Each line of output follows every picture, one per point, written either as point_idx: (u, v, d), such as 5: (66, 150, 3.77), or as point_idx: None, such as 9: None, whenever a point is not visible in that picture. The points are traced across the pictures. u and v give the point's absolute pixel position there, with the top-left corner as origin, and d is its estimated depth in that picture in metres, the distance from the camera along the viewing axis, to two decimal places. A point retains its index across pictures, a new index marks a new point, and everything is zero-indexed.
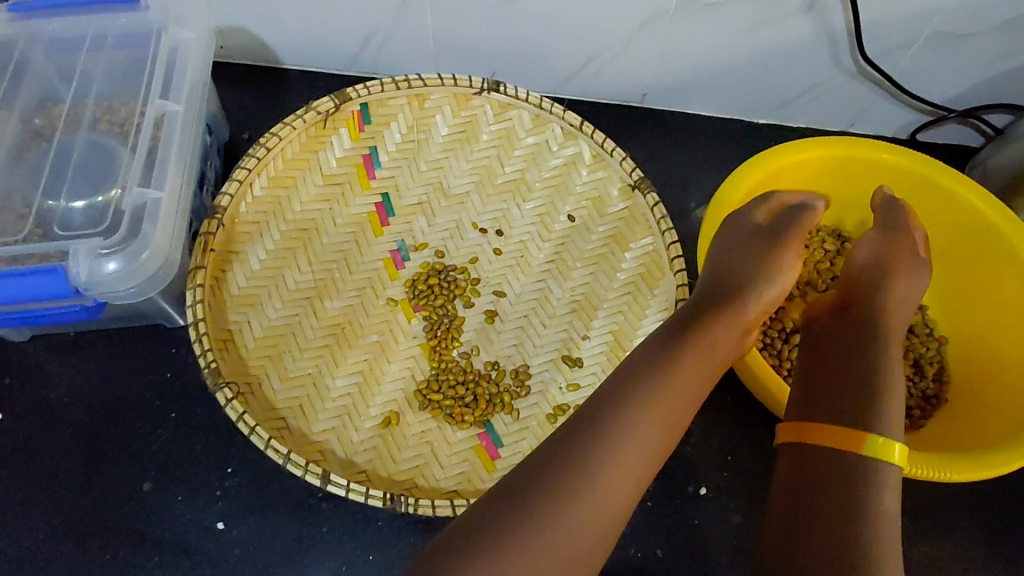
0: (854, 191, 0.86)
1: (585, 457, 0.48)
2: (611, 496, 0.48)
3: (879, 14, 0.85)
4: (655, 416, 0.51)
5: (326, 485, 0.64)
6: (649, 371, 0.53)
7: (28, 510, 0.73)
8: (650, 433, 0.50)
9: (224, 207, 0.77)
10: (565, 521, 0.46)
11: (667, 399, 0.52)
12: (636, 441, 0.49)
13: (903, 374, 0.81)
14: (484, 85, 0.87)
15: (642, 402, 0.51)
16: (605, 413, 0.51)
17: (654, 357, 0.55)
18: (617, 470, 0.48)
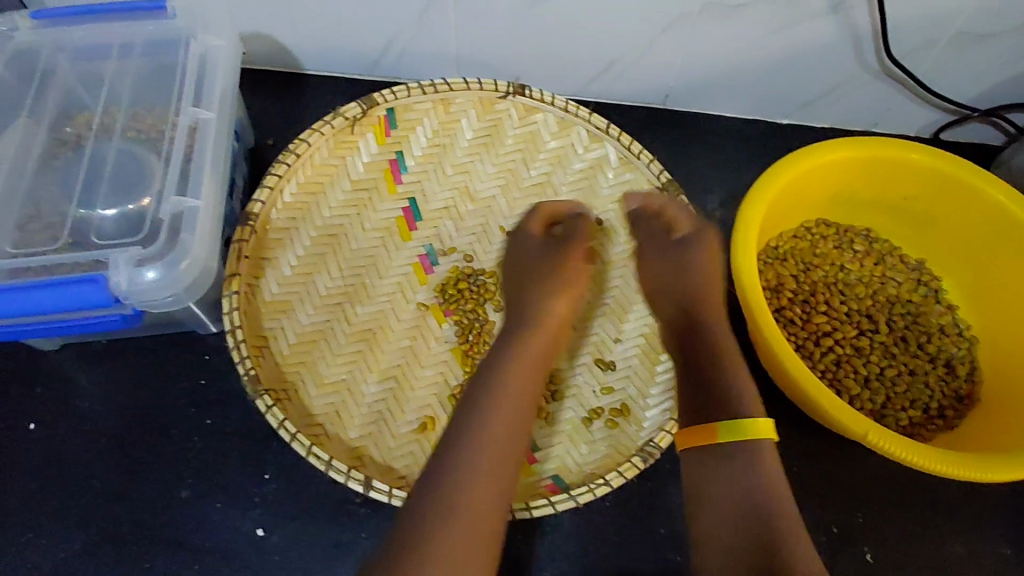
0: (879, 191, 0.86)
1: (456, 450, 0.56)
2: (487, 485, 0.55)
3: (905, 14, 0.84)
4: (500, 408, 0.59)
5: (369, 491, 0.65)
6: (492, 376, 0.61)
7: (66, 519, 0.73)
8: (494, 425, 0.58)
9: (256, 214, 0.76)
10: (454, 520, 0.52)
11: (498, 395, 0.60)
12: (500, 432, 0.57)
13: (936, 374, 0.80)
14: (509, 89, 0.86)
15: (491, 398, 0.59)
16: (470, 413, 0.58)
17: (495, 367, 0.63)
18: (475, 465, 0.55)
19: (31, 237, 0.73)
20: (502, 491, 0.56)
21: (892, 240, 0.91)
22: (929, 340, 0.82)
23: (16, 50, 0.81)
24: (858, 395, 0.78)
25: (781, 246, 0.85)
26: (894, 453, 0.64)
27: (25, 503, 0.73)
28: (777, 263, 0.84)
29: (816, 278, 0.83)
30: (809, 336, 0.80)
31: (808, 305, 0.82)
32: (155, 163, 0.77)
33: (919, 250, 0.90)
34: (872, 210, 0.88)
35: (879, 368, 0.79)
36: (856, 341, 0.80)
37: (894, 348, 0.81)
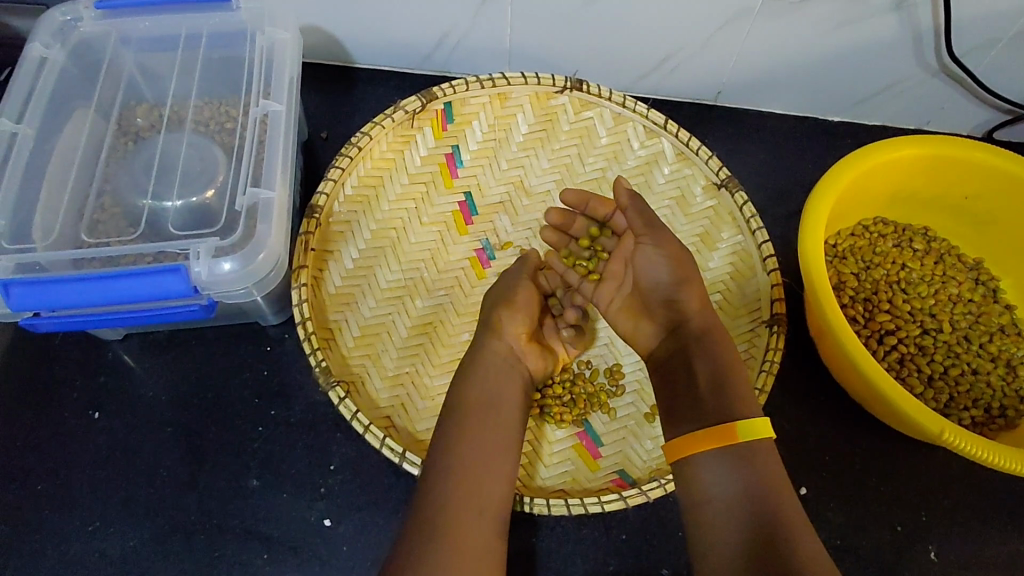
0: (941, 189, 0.85)
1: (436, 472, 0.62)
2: (468, 503, 0.60)
3: (970, 13, 0.83)
4: (463, 425, 0.65)
5: None
6: (460, 401, 0.67)
7: (133, 508, 0.73)
8: (488, 437, 0.65)
9: (321, 207, 0.76)
10: (447, 527, 0.58)
11: (477, 408, 0.67)
12: (457, 448, 0.63)
13: (998, 373, 0.80)
14: (567, 84, 0.84)
15: (452, 425, 0.65)
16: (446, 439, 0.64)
17: (464, 390, 0.68)
18: (472, 483, 0.61)
19: (101, 229, 0.73)
20: (489, 500, 0.62)
21: (949, 238, 0.90)
22: (990, 339, 0.82)
23: (79, 40, 0.81)
24: (922, 394, 0.78)
25: (840, 243, 0.86)
26: (971, 450, 0.63)
27: (92, 492, 0.73)
28: (838, 261, 0.84)
29: (878, 277, 0.84)
30: (873, 334, 0.80)
31: (871, 304, 0.82)
32: (221, 157, 0.78)
33: (977, 248, 0.89)
34: (931, 209, 0.88)
35: (943, 367, 0.79)
36: (920, 339, 0.80)
37: (957, 346, 0.80)
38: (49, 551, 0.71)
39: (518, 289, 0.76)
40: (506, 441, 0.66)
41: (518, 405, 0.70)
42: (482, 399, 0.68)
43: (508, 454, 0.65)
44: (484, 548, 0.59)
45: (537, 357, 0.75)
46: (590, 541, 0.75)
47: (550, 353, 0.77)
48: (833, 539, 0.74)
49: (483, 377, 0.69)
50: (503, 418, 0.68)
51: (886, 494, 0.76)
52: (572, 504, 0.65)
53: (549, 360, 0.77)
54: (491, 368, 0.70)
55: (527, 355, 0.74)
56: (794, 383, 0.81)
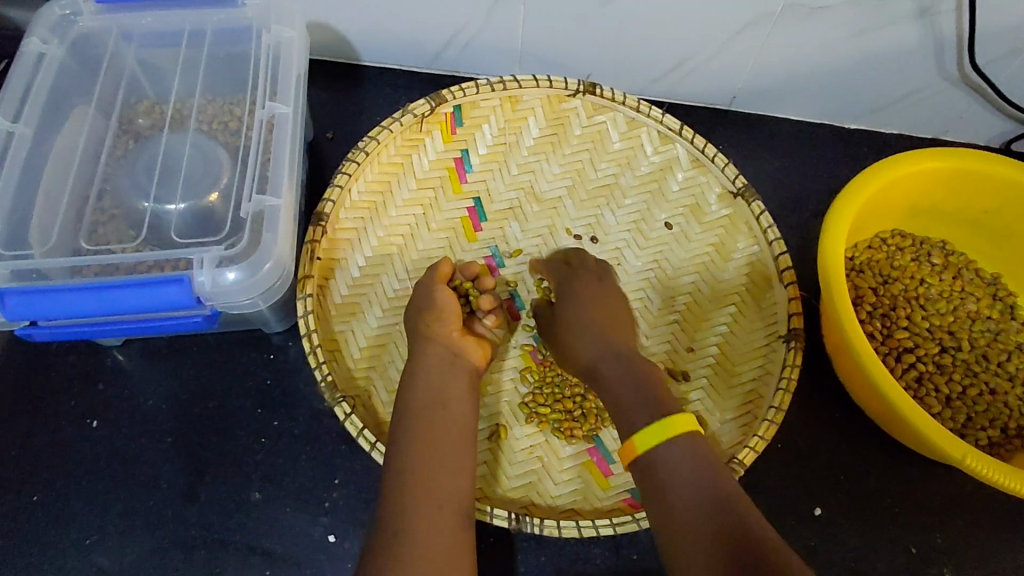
0: (961, 203, 0.83)
1: (393, 483, 0.59)
2: (432, 513, 0.58)
3: (995, 23, 0.81)
4: (412, 429, 0.63)
5: None
6: (407, 406, 0.65)
7: (133, 520, 0.71)
8: (438, 435, 0.63)
9: (328, 214, 0.74)
10: (411, 541, 0.55)
11: (423, 408, 0.65)
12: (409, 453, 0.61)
13: (1016, 393, 0.78)
14: (580, 88, 0.82)
15: (403, 429, 0.63)
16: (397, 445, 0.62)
17: (410, 394, 0.66)
18: (430, 489, 0.59)
19: (101, 235, 0.71)
20: (451, 503, 0.59)
21: (968, 252, 0.88)
22: (1008, 358, 0.80)
23: (78, 35, 0.78)
24: (940, 413, 0.77)
25: (857, 257, 0.84)
26: (988, 475, 0.62)
27: (90, 503, 0.71)
28: (855, 275, 0.83)
29: (896, 292, 0.82)
30: (890, 351, 0.79)
31: (889, 319, 0.80)
32: (224, 159, 0.75)
33: (995, 263, 0.88)
34: (951, 222, 0.86)
35: (961, 386, 0.77)
36: (938, 357, 0.79)
37: (975, 365, 0.79)
38: (45, 565, 0.69)
39: (435, 292, 0.72)
40: (458, 436, 0.64)
41: (467, 399, 0.68)
42: (428, 400, 0.66)
43: (462, 450, 0.63)
44: (451, 546, 0.56)
45: (476, 348, 0.73)
46: (599, 560, 0.73)
47: (482, 340, 0.75)
48: (847, 561, 0.73)
49: (427, 377, 0.67)
50: (453, 415, 0.66)
51: (901, 515, 0.75)
52: (584, 527, 0.64)
53: (485, 345, 0.74)
54: (432, 367, 0.68)
55: (466, 349, 0.71)
56: (809, 400, 0.79)
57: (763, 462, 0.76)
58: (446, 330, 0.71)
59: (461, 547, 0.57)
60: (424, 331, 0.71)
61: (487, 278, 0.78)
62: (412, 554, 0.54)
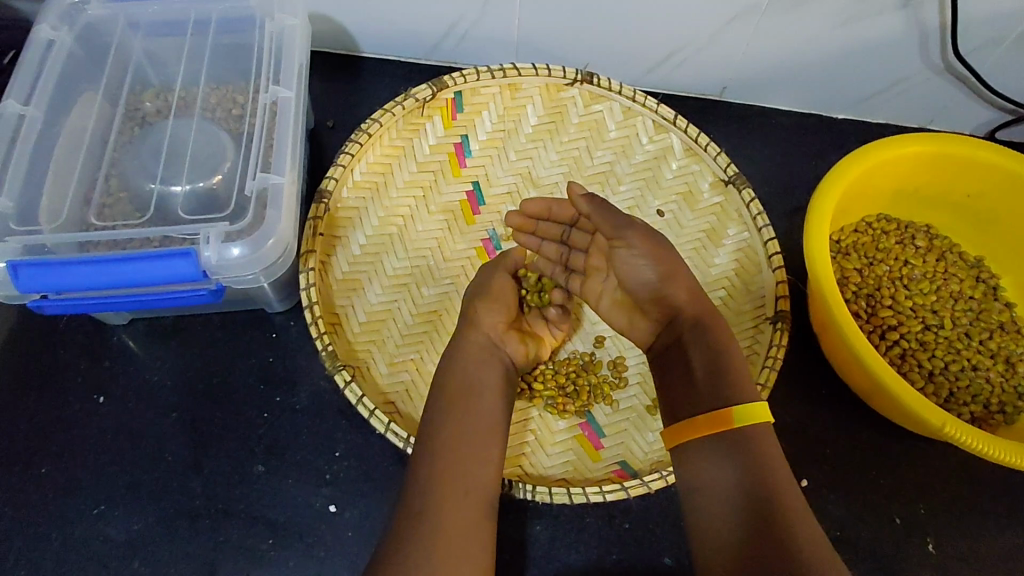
0: (944, 187, 0.86)
1: (424, 468, 0.61)
2: (460, 500, 0.59)
3: (977, 13, 0.83)
4: (450, 416, 0.65)
5: None
6: (444, 392, 0.67)
7: (138, 492, 0.73)
8: (472, 422, 0.65)
9: (330, 192, 0.76)
10: (436, 527, 0.57)
11: (459, 394, 0.66)
12: (443, 438, 0.63)
13: (997, 370, 0.80)
14: (578, 76, 0.85)
15: (437, 416, 0.65)
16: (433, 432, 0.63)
17: (449, 376, 0.68)
18: (461, 476, 0.61)
19: (107, 216, 0.73)
20: (479, 488, 0.61)
21: (952, 235, 0.91)
22: (990, 336, 0.82)
23: (87, 24, 0.80)
24: (923, 388, 0.79)
25: (844, 239, 0.86)
26: (966, 442, 0.64)
27: (96, 475, 0.73)
28: (841, 256, 0.85)
29: (880, 273, 0.84)
30: (874, 329, 0.81)
31: (874, 299, 0.83)
32: (227, 143, 0.77)
33: (978, 246, 0.90)
34: (934, 206, 0.89)
35: (944, 363, 0.80)
36: (922, 335, 0.81)
37: (958, 343, 0.81)
38: (54, 534, 0.71)
39: (493, 281, 0.76)
40: (491, 422, 0.66)
41: (501, 389, 0.69)
42: (467, 387, 0.67)
43: (493, 441, 0.65)
44: (472, 527, 0.58)
45: (519, 344, 0.74)
46: (593, 530, 0.75)
47: (529, 337, 0.77)
48: (833, 531, 0.75)
49: (467, 362, 0.69)
50: (487, 402, 0.67)
51: (886, 487, 0.77)
52: (574, 493, 0.66)
53: (529, 344, 0.76)
54: (476, 354, 0.70)
55: (507, 342, 0.73)
56: (797, 377, 0.81)
57: None
58: (500, 319, 0.74)
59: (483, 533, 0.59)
60: (472, 317, 0.73)
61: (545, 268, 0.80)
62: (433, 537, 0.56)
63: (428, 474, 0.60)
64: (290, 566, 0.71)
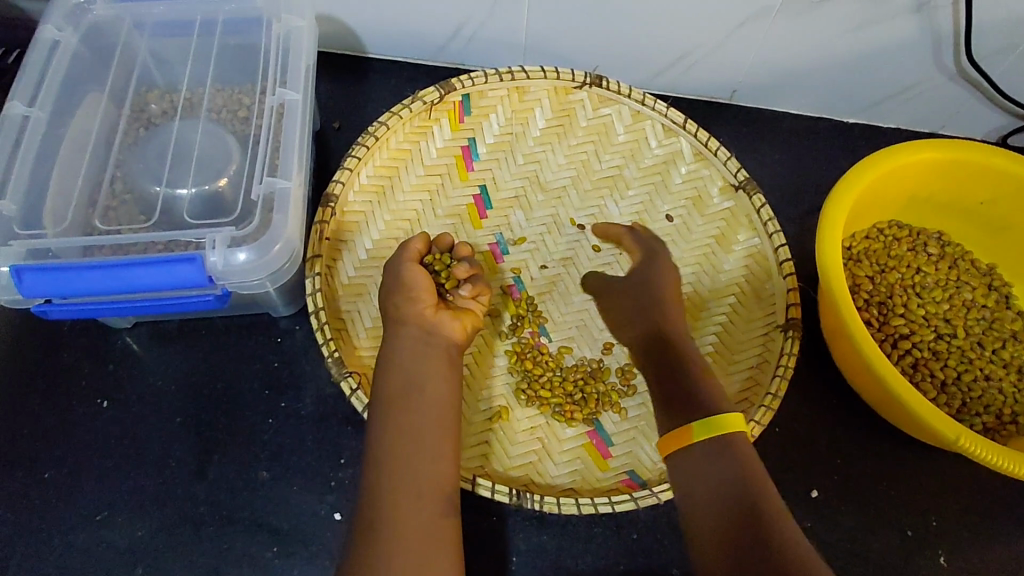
0: (956, 194, 0.85)
1: (375, 480, 0.60)
2: (412, 508, 0.58)
3: (992, 17, 0.82)
4: (391, 421, 0.63)
5: (470, 484, 0.66)
6: (383, 395, 0.65)
7: (142, 498, 0.72)
8: (411, 422, 0.63)
9: (337, 196, 0.76)
10: (390, 538, 0.56)
11: (396, 396, 0.64)
12: (387, 444, 0.61)
13: (1010, 380, 0.79)
14: (587, 79, 0.84)
15: (379, 421, 0.63)
16: (377, 440, 0.62)
17: (387, 378, 0.66)
18: (411, 482, 0.59)
19: (112, 219, 0.72)
20: (432, 488, 0.60)
21: (964, 243, 0.90)
22: (1002, 346, 0.81)
23: (92, 24, 0.79)
24: (934, 398, 0.78)
25: (855, 246, 0.85)
26: (981, 455, 0.63)
27: (99, 481, 0.73)
28: (852, 264, 0.84)
29: (892, 280, 0.83)
30: (886, 338, 0.80)
31: (885, 307, 0.82)
32: (233, 145, 0.76)
33: (990, 254, 0.89)
34: (946, 213, 0.88)
35: (956, 372, 0.79)
36: (933, 344, 0.80)
37: (970, 352, 0.80)
38: (56, 540, 0.71)
39: (402, 270, 0.71)
40: (436, 418, 0.64)
41: (444, 380, 0.67)
42: (404, 386, 0.65)
43: (443, 434, 0.63)
44: (430, 528, 0.57)
45: (450, 323, 0.71)
46: (600, 540, 0.75)
47: (464, 313, 0.74)
48: (844, 542, 0.74)
49: (400, 361, 0.67)
50: (428, 397, 0.65)
51: (897, 498, 0.76)
52: (583, 503, 0.65)
53: (465, 319, 0.73)
54: (407, 351, 0.68)
55: (441, 326, 0.71)
56: (807, 385, 0.80)
57: (760, 446, 0.77)
58: (417, 307, 0.70)
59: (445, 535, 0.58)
60: (395, 311, 0.70)
61: (462, 247, 0.77)
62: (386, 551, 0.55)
63: (380, 485, 0.59)
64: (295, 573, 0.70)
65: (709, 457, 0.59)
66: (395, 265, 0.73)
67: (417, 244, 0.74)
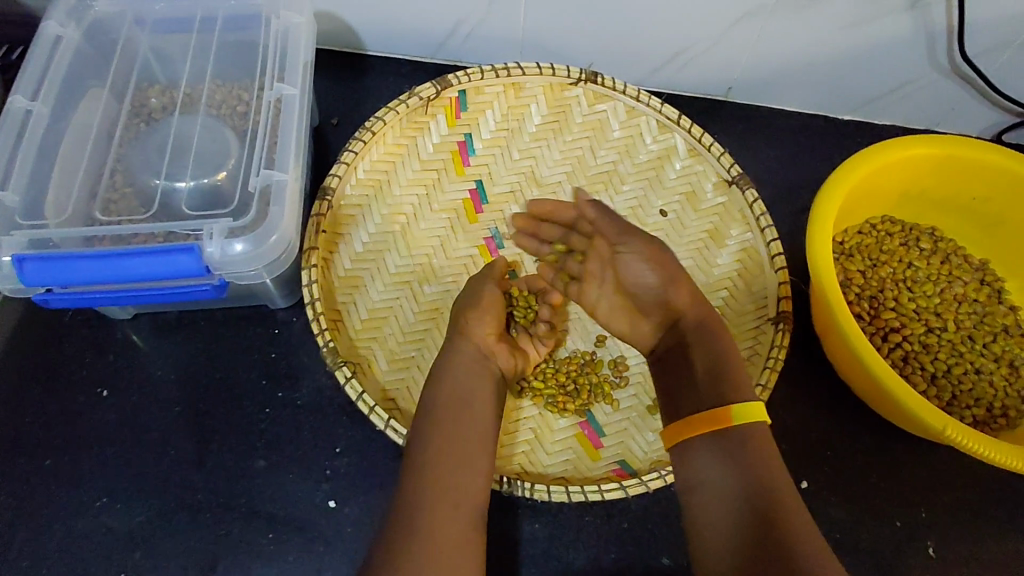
0: (949, 190, 0.85)
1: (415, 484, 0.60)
2: (450, 515, 0.58)
3: (984, 14, 0.83)
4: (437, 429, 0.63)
5: None
6: (434, 403, 0.66)
7: (141, 485, 0.74)
8: (462, 431, 0.64)
9: (333, 189, 0.77)
10: (426, 541, 0.56)
11: (451, 407, 0.65)
12: (433, 451, 0.62)
13: (1000, 374, 0.80)
14: (582, 76, 0.85)
15: (423, 427, 0.64)
16: (425, 446, 0.62)
17: (439, 386, 0.67)
18: (452, 490, 0.60)
19: (111, 211, 0.74)
20: (472, 499, 0.60)
21: (956, 238, 0.91)
22: (993, 340, 0.82)
23: (94, 21, 0.81)
24: (925, 391, 0.79)
25: (847, 241, 0.86)
26: (969, 446, 0.63)
27: (100, 467, 0.74)
28: (844, 258, 0.85)
29: (884, 274, 0.84)
30: (877, 331, 0.81)
31: (877, 301, 0.83)
32: (231, 140, 0.77)
33: (983, 250, 0.90)
34: (939, 209, 0.88)
35: (946, 366, 0.79)
36: (924, 338, 0.80)
37: (961, 345, 0.81)
38: (57, 526, 0.72)
39: (484, 292, 0.75)
40: (483, 432, 0.65)
41: (491, 396, 0.68)
42: (457, 397, 0.66)
43: (485, 448, 0.64)
44: (461, 539, 0.57)
45: (508, 356, 0.74)
46: (592, 529, 0.76)
47: (522, 353, 0.76)
48: (833, 533, 0.75)
49: (456, 373, 0.68)
50: (481, 411, 0.66)
51: (887, 490, 0.77)
52: (573, 491, 0.66)
53: (522, 358, 0.76)
54: (463, 363, 0.69)
55: (499, 352, 0.73)
56: (797, 377, 0.81)
57: None
58: (488, 331, 0.72)
59: (474, 547, 0.58)
60: (463, 331, 0.72)
61: (540, 282, 0.82)
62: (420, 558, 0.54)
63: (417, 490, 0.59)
64: (290, 559, 0.72)
65: (718, 453, 0.60)
66: (472, 292, 0.75)
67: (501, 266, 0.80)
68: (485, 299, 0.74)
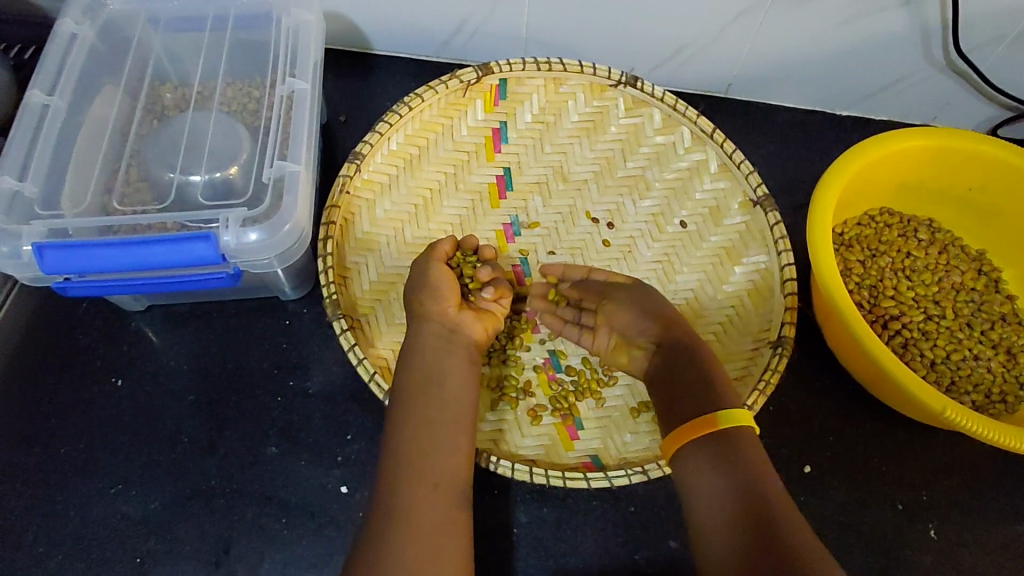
0: (947, 181, 0.87)
1: (393, 473, 0.61)
2: (428, 498, 0.59)
3: (977, 10, 0.85)
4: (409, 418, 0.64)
5: None
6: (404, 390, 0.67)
7: (156, 471, 0.75)
8: (429, 414, 0.65)
9: (362, 154, 0.80)
10: (405, 528, 0.57)
11: (418, 392, 0.66)
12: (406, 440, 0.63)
13: (998, 360, 0.82)
14: (622, 78, 0.87)
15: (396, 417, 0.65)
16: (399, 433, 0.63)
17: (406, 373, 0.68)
18: (427, 478, 0.60)
19: (124, 202, 0.75)
20: (451, 481, 0.61)
21: (954, 229, 0.92)
22: (991, 327, 0.84)
23: (108, 19, 0.82)
24: (924, 377, 0.80)
25: (847, 232, 0.88)
26: (966, 426, 0.64)
27: (115, 454, 0.75)
28: (844, 249, 0.87)
29: (883, 264, 0.86)
30: (877, 319, 0.83)
31: (876, 290, 0.85)
32: (242, 134, 0.79)
33: (980, 241, 0.91)
34: (936, 200, 0.90)
35: (945, 353, 0.81)
36: (923, 324, 0.82)
37: (958, 333, 0.82)
38: (72, 512, 0.73)
39: (430, 269, 0.73)
40: (458, 413, 0.66)
41: (465, 376, 0.69)
42: (422, 381, 0.67)
43: (461, 429, 0.65)
44: (444, 521, 0.58)
45: (473, 322, 0.73)
46: (598, 513, 0.77)
47: (485, 314, 0.76)
48: (836, 515, 0.76)
49: (423, 356, 0.69)
50: (451, 393, 0.67)
51: (888, 473, 0.78)
52: (536, 473, 0.68)
53: (487, 320, 0.75)
54: (429, 346, 0.70)
55: (463, 325, 0.72)
56: (798, 365, 0.83)
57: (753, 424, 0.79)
58: (445, 307, 0.72)
59: (459, 529, 0.59)
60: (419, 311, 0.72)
61: (487, 248, 0.80)
62: (400, 543, 0.56)
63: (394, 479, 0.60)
64: (303, 543, 0.73)
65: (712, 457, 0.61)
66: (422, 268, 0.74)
67: (444, 246, 0.77)
68: (436, 276, 0.73)
